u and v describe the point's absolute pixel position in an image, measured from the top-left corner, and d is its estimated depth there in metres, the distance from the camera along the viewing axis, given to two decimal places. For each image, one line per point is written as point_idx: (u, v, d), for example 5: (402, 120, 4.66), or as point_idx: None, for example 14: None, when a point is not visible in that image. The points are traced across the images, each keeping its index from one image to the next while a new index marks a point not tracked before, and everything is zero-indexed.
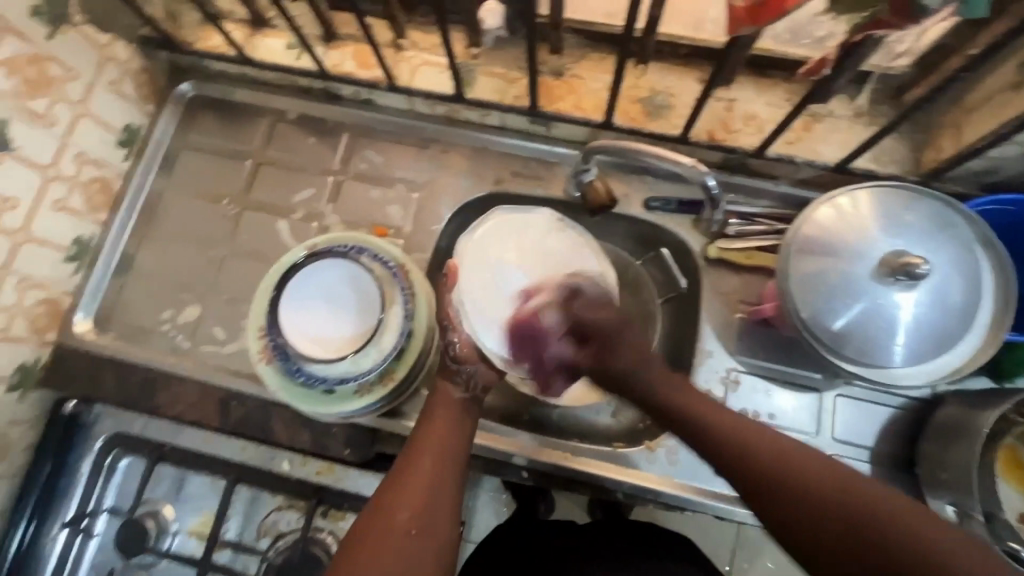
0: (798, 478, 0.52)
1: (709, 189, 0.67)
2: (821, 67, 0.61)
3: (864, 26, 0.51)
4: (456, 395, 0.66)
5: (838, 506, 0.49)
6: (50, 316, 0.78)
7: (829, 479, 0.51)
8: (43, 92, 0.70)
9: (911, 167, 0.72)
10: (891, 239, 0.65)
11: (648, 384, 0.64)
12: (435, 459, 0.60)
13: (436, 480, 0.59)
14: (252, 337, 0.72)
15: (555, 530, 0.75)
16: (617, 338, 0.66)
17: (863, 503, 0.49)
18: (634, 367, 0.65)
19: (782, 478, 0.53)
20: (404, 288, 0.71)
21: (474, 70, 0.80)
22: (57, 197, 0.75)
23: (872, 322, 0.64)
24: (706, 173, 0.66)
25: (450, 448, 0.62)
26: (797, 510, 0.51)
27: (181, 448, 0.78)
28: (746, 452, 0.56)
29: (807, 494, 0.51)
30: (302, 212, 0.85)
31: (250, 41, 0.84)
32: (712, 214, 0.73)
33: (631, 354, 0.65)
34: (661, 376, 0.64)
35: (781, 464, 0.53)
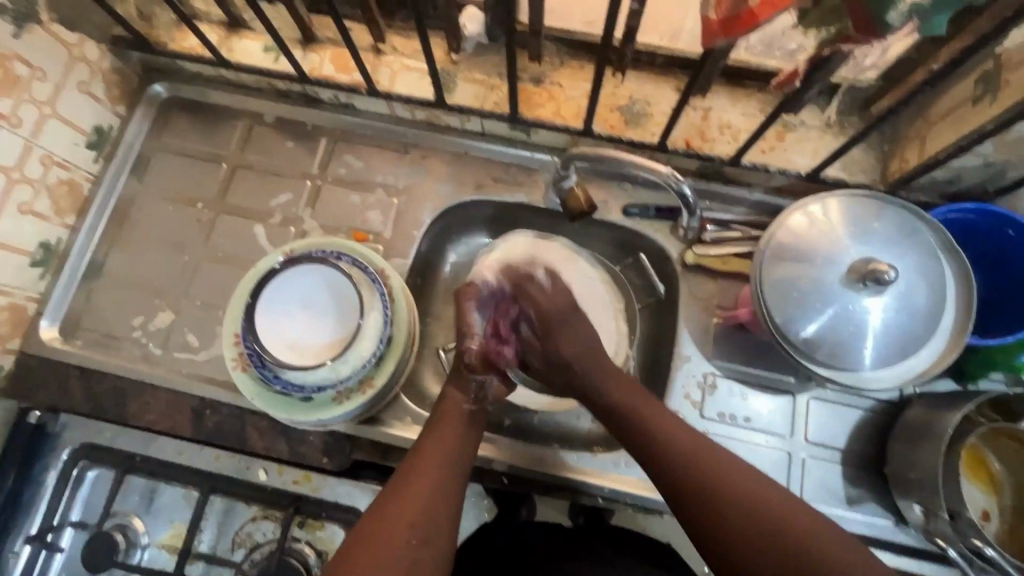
0: (734, 498, 0.55)
1: (685, 198, 0.69)
2: (792, 79, 0.63)
3: (834, 40, 0.53)
4: (463, 407, 0.67)
5: (768, 529, 0.53)
6: (14, 323, 0.75)
7: (767, 503, 0.54)
8: (7, 91, 0.68)
9: (879, 175, 0.75)
10: (859, 246, 0.67)
11: (595, 377, 0.67)
12: (436, 471, 0.60)
13: (437, 486, 0.59)
14: (228, 344, 0.71)
15: (535, 533, 0.75)
16: (562, 330, 0.68)
17: (791, 530, 0.52)
18: (579, 358, 0.68)
19: (719, 493, 0.56)
20: (383, 293, 0.71)
21: (455, 76, 0.80)
22: (22, 201, 0.73)
23: (841, 326, 0.66)
24: (682, 181, 0.67)
25: (452, 459, 0.62)
26: (741, 527, 0.53)
27: (152, 459, 0.75)
28: (687, 464, 0.58)
29: (741, 511, 0.54)
30: (279, 216, 0.83)
31: (226, 43, 0.83)
32: (690, 221, 0.74)
33: (580, 343, 0.68)
34: (610, 377, 0.67)
35: (717, 483, 0.56)
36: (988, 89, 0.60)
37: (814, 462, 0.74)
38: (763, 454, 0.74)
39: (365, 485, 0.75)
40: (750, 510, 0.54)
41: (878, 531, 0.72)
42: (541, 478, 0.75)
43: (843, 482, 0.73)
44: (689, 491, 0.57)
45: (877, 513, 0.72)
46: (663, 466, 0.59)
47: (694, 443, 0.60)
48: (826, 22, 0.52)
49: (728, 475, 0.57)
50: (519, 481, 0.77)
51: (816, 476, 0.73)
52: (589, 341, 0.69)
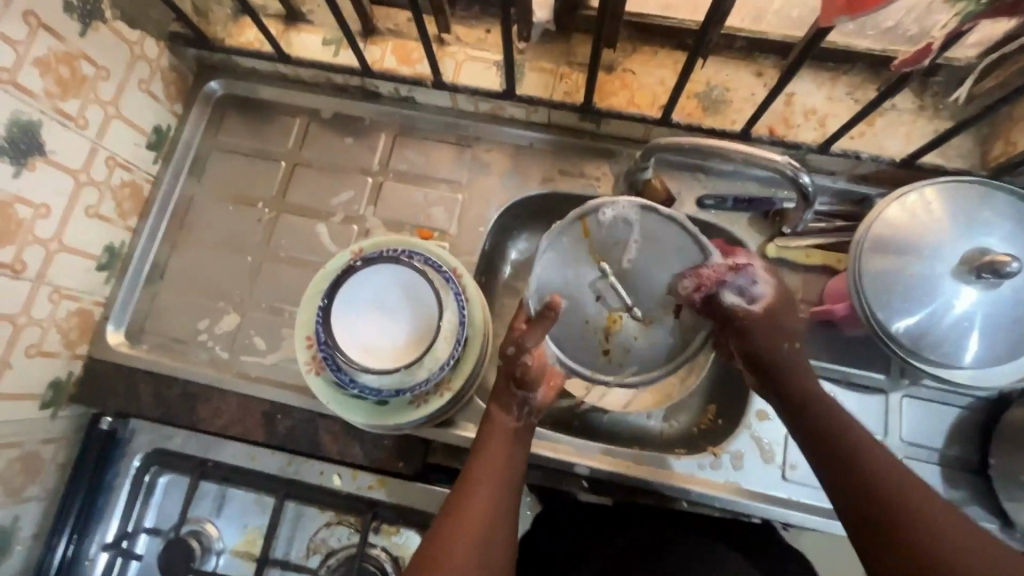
0: (852, 464, 0.55)
1: (801, 186, 0.62)
2: (922, 56, 0.57)
3: (979, 14, 0.50)
4: (509, 422, 0.65)
5: (884, 497, 0.52)
6: (83, 329, 0.74)
7: (887, 473, 0.54)
8: (76, 92, 0.66)
9: (978, 161, 0.70)
10: (968, 237, 0.63)
11: (796, 363, 0.63)
12: (491, 489, 0.60)
13: (496, 507, 0.59)
14: (301, 347, 0.69)
15: (584, 518, 0.71)
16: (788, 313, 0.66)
17: (912, 502, 0.51)
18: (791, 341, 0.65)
19: (841, 458, 0.56)
20: (459, 293, 0.68)
21: (522, 66, 0.77)
22: (88, 203, 0.71)
23: (950, 322, 0.62)
24: (799, 168, 0.61)
25: (502, 479, 0.61)
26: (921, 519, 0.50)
27: (223, 464, 0.74)
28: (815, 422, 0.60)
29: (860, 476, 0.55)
30: (341, 215, 0.81)
31: (285, 37, 0.80)
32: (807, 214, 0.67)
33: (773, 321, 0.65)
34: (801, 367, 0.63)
35: (854, 448, 0.56)
36: None
37: (911, 462, 0.70)
38: None
39: (441, 489, 0.73)
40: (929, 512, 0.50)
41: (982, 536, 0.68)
42: (621, 483, 0.72)
43: (942, 484, 0.70)
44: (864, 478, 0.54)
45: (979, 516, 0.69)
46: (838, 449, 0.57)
47: (844, 412, 0.59)
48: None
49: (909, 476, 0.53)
50: (598, 483, 0.74)
51: None
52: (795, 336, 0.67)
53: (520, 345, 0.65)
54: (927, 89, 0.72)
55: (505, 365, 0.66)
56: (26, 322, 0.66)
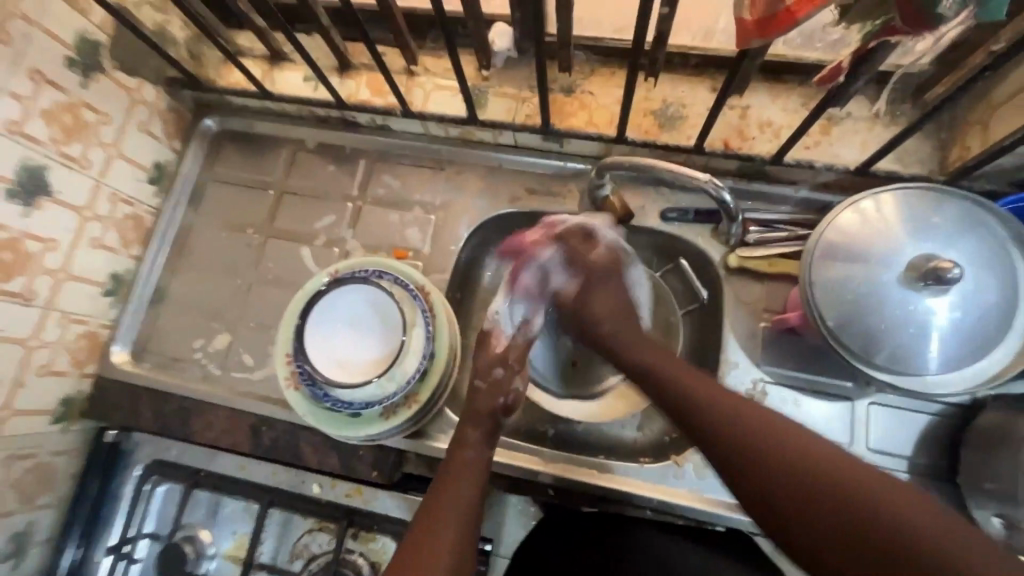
0: (761, 456, 0.53)
1: (724, 203, 0.67)
2: (836, 74, 0.59)
3: (877, 33, 0.51)
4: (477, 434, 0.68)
5: (798, 479, 0.50)
6: (90, 349, 0.81)
7: (805, 449, 0.52)
8: (78, 137, 0.73)
9: (937, 166, 0.70)
10: (917, 243, 0.63)
11: (623, 336, 0.72)
12: (462, 493, 0.62)
13: (469, 507, 0.61)
14: (281, 364, 0.74)
15: (587, 523, 0.71)
16: (603, 284, 0.76)
17: (827, 466, 0.50)
18: (613, 322, 0.73)
19: (753, 447, 0.54)
20: (425, 310, 0.72)
21: (486, 92, 0.81)
22: (93, 236, 0.79)
23: (902, 328, 0.62)
24: (722, 187, 0.65)
25: (473, 483, 0.63)
26: (827, 497, 0.48)
27: (215, 474, 0.79)
28: (710, 418, 0.58)
29: (776, 466, 0.52)
30: (323, 238, 0.87)
31: (269, 76, 0.87)
32: (731, 226, 0.72)
33: (612, 302, 0.75)
34: (638, 341, 0.71)
35: (745, 435, 0.55)
36: None
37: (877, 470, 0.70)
38: None
39: (415, 497, 0.77)
40: (834, 482, 0.49)
41: None
42: (587, 491, 0.74)
43: None
44: (759, 469, 0.53)
45: None
46: (730, 446, 0.55)
47: (718, 402, 0.58)
48: (873, 16, 0.50)
49: (801, 451, 0.52)
50: (566, 492, 0.75)
51: None
52: (621, 301, 0.76)
53: (510, 371, 0.73)
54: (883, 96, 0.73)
55: (485, 391, 0.71)
56: (37, 345, 0.73)
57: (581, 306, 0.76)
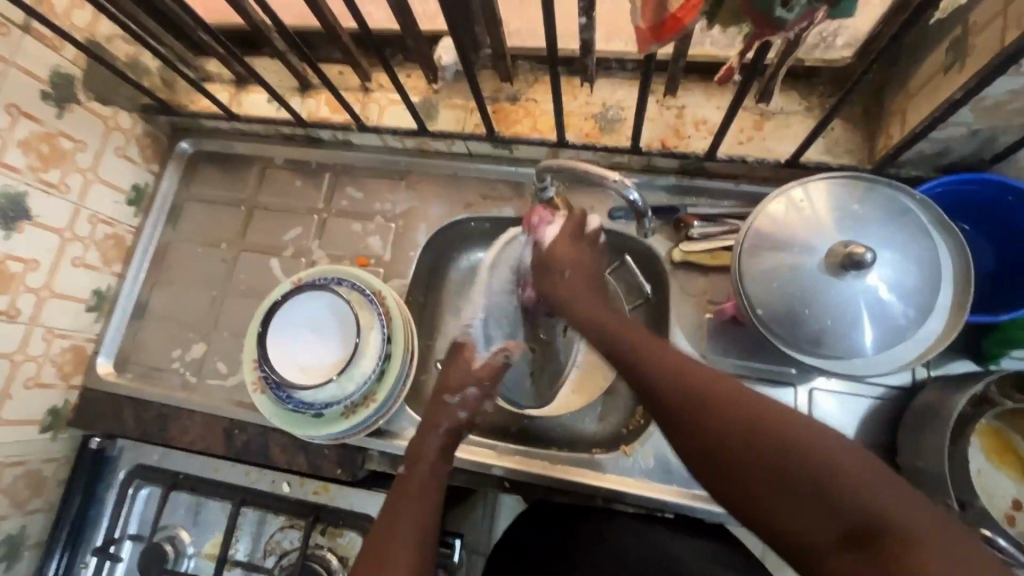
0: (727, 424, 0.52)
1: (635, 203, 0.68)
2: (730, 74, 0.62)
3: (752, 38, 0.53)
4: (439, 431, 0.71)
5: (754, 448, 0.49)
6: (76, 362, 0.87)
7: (763, 415, 0.51)
8: (56, 164, 0.79)
9: (866, 155, 0.72)
10: (841, 231, 0.65)
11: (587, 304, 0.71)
12: (419, 492, 0.64)
13: (426, 502, 0.63)
14: (247, 369, 0.78)
15: (575, 517, 0.73)
16: (569, 252, 0.76)
17: (785, 432, 0.49)
18: (574, 293, 0.73)
19: (706, 415, 0.53)
20: (380, 313, 0.76)
21: (437, 104, 0.85)
22: (75, 255, 0.84)
23: (825, 314, 0.64)
24: (629, 186, 0.67)
25: (431, 483, 0.65)
26: (781, 467, 0.47)
27: (192, 476, 0.84)
28: (671, 389, 0.57)
29: (736, 434, 0.51)
30: (291, 249, 0.91)
31: (235, 99, 0.92)
32: (646, 221, 0.71)
33: (573, 266, 0.75)
34: (601, 312, 0.70)
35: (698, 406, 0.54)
36: (958, 57, 0.58)
37: None
38: None
39: (379, 493, 0.80)
40: (790, 451, 0.48)
41: None
42: (542, 483, 0.76)
43: None
44: (713, 436, 0.52)
45: None
46: (678, 416, 0.55)
47: (670, 366, 0.58)
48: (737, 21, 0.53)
49: (758, 417, 0.51)
50: (522, 486, 0.78)
51: None
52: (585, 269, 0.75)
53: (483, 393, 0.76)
54: (813, 90, 0.75)
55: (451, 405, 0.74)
56: (23, 359, 0.78)
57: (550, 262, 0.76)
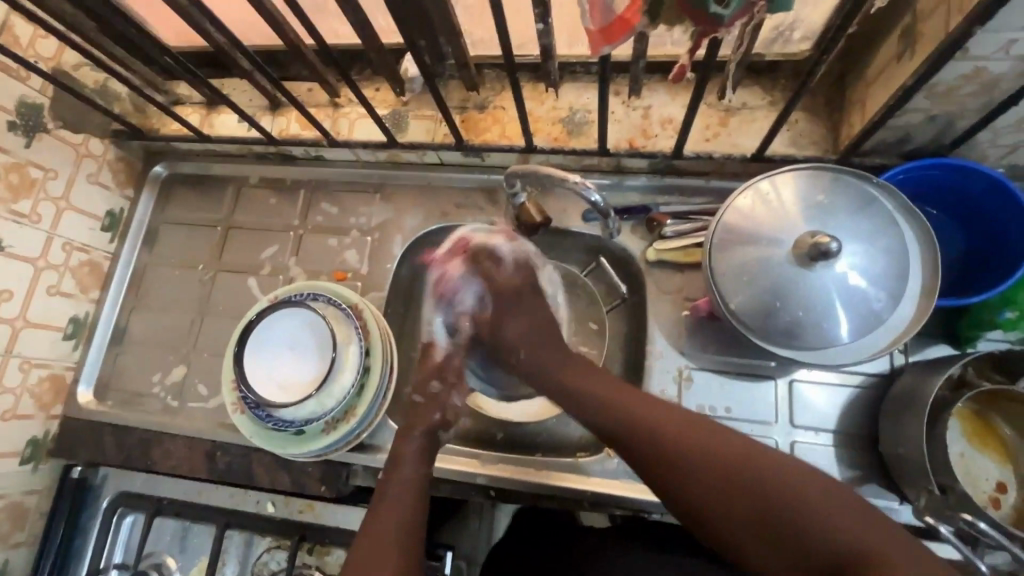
0: (707, 467, 0.53)
1: (595, 204, 0.69)
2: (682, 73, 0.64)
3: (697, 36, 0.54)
4: (413, 443, 0.69)
5: (734, 490, 0.51)
6: (55, 391, 0.86)
7: (742, 456, 0.52)
8: (26, 194, 0.79)
9: (831, 145, 0.72)
10: (808, 221, 0.65)
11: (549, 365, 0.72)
12: (404, 499, 0.63)
13: (411, 509, 0.62)
14: (226, 390, 0.78)
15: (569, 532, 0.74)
16: (513, 303, 0.79)
17: (767, 475, 0.50)
18: (528, 354, 0.74)
19: (685, 460, 0.54)
20: (357, 327, 0.76)
21: (405, 116, 0.85)
22: (50, 283, 0.84)
23: (797, 306, 0.64)
24: (588, 187, 0.68)
25: (414, 488, 0.65)
26: (764, 511, 0.49)
27: (177, 500, 0.83)
28: (646, 432, 0.58)
29: (717, 479, 0.52)
30: (268, 267, 0.91)
31: (207, 121, 0.93)
32: (610, 220, 0.73)
33: (523, 325, 0.77)
34: (564, 366, 0.71)
35: (675, 449, 0.55)
36: (910, 44, 0.58)
37: (804, 446, 0.71)
38: None
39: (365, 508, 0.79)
40: (772, 496, 0.49)
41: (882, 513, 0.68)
42: (528, 489, 0.75)
43: (839, 465, 0.71)
44: (692, 482, 0.53)
45: (882, 495, 0.69)
46: (652, 458, 0.57)
47: (643, 411, 0.60)
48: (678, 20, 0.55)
49: (737, 460, 0.52)
50: (507, 494, 0.77)
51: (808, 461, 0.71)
52: (534, 322, 0.77)
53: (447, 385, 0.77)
54: (775, 83, 0.75)
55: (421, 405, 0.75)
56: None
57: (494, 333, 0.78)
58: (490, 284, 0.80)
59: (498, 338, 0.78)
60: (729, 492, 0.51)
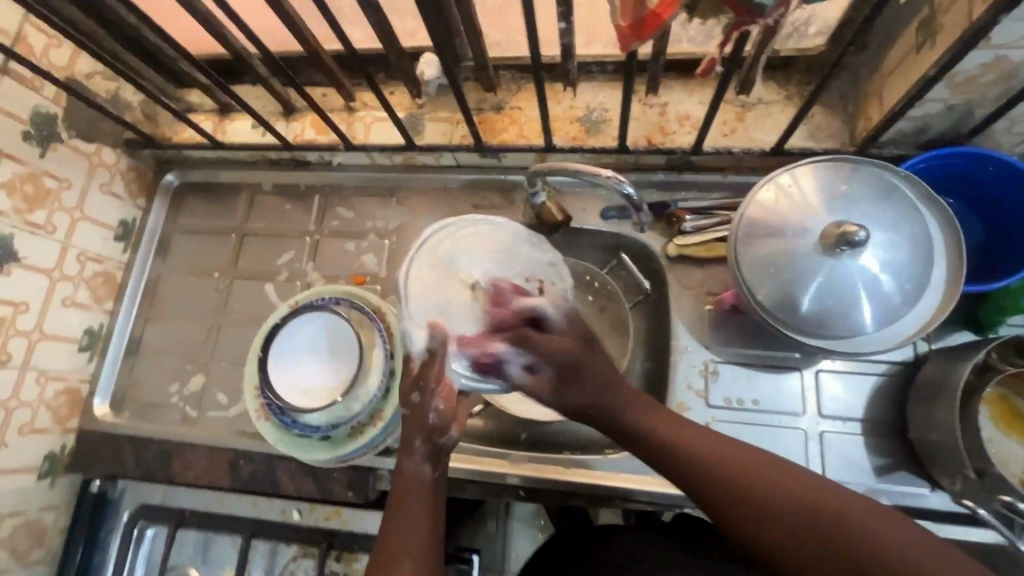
0: (774, 495, 0.51)
1: (630, 197, 0.69)
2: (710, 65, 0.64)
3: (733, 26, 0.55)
4: (416, 446, 0.62)
5: (799, 520, 0.50)
6: (71, 405, 0.85)
7: (804, 487, 0.51)
8: (41, 205, 0.78)
9: (848, 137, 0.73)
10: (831, 211, 0.66)
11: (623, 414, 0.61)
12: (417, 513, 0.59)
13: (426, 524, 0.58)
14: (250, 397, 0.77)
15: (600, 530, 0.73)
16: (575, 369, 0.62)
17: (836, 510, 0.49)
18: (605, 417, 0.61)
19: (749, 489, 0.52)
20: (381, 330, 0.76)
21: (422, 119, 0.86)
22: (64, 295, 0.83)
23: (824, 296, 0.65)
24: (624, 180, 0.68)
25: (427, 497, 0.60)
26: (832, 546, 0.48)
27: (199, 512, 0.82)
28: (701, 459, 0.55)
29: (783, 506, 0.51)
30: (286, 273, 0.90)
31: (219, 128, 0.92)
32: (641, 214, 0.73)
33: (589, 385, 0.62)
34: (627, 403, 0.61)
35: (734, 475, 0.53)
36: (928, 35, 0.60)
37: (833, 435, 0.72)
38: (777, 434, 0.73)
39: None
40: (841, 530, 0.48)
41: (913, 500, 0.69)
42: (558, 488, 0.75)
43: (868, 453, 0.71)
44: (755, 512, 0.51)
45: (911, 481, 0.70)
46: (709, 484, 0.54)
47: (694, 433, 0.58)
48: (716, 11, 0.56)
49: (803, 490, 0.51)
50: (536, 494, 0.76)
51: (836, 450, 0.71)
52: (603, 379, 0.62)
53: (428, 393, 0.64)
54: (790, 78, 0.77)
55: (412, 419, 0.64)
56: (17, 405, 0.77)
57: (556, 396, 0.63)
58: (543, 352, 0.62)
59: (562, 400, 0.63)
60: (795, 523, 0.50)
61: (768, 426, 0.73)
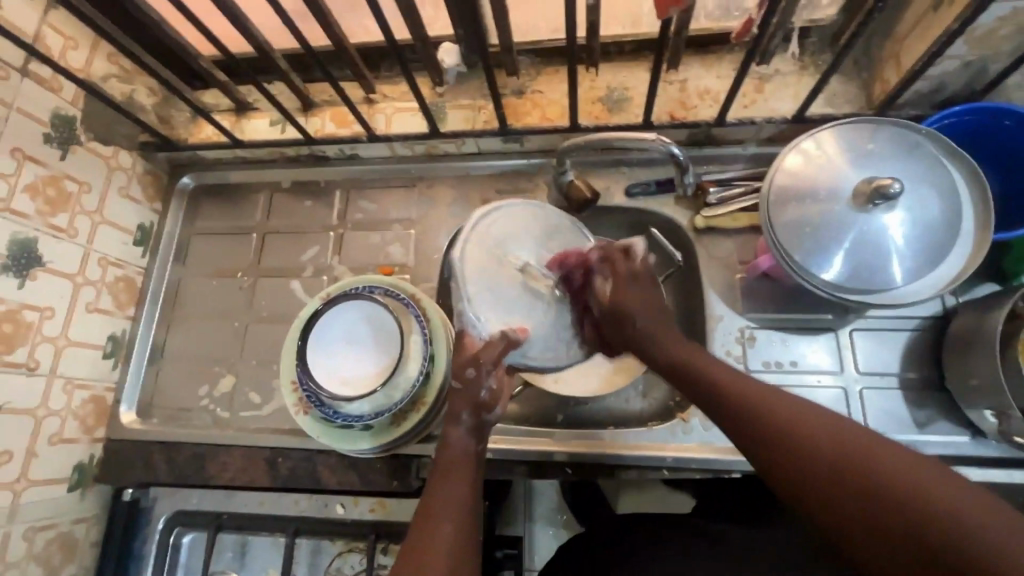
0: (792, 423, 0.48)
1: (677, 157, 0.71)
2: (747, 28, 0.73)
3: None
4: (462, 416, 0.63)
5: (814, 452, 0.45)
6: (98, 413, 0.82)
7: (827, 425, 0.46)
8: (64, 208, 0.77)
9: (865, 102, 0.76)
10: (859, 169, 0.68)
11: (655, 335, 0.66)
12: (459, 479, 0.58)
13: (465, 488, 0.57)
14: (287, 392, 0.76)
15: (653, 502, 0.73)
16: (636, 285, 0.70)
17: (860, 445, 0.43)
18: (648, 325, 0.67)
19: (771, 419, 0.49)
20: (419, 315, 0.75)
21: (444, 107, 0.86)
22: (88, 300, 0.81)
23: (862, 250, 0.66)
24: (670, 143, 0.70)
25: (465, 466, 0.60)
26: (847, 477, 0.42)
27: (237, 514, 0.80)
28: (726, 392, 0.55)
29: (800, 435, 0.47)
30: (311, 268, 0.90)
31: (237, 126, 0.92)
32: (686, 178, 0.75)
33: (647, 300, 0.69)
34: (666, 333, 0.66)
35: (756, 405, 0.51)
36: None
37: (872, 392, 0.73)
38: (818, 393, 0.74)
39: None
40: (859, 463, 0.42)
41: (955, 448, 0.70)
42: (604, 463, 0.75)
43: (908, 407, 0.73)
44: (770, 438, 0.48)
45: (951, 431, 0.71)
46: (732, 410, 0.53)
47: (730, 373, 0.57)
48: None
49: (825, 426, 0.46)
50: (583, 470, 0.76)
51: (877, 405, 0.73)
52: (656, 302, 0.69)
53: (484, 369, 0.64)
54: (804, 49, 0.79)
55: (460, 391, 0.65)
56: (46, 414, 0.74)
57: (617, 308, 0.69)
58: (619, 271, 0.71)
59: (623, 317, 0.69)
60: (806, 452, 0.45)
61: (808, 386, 0.74)
